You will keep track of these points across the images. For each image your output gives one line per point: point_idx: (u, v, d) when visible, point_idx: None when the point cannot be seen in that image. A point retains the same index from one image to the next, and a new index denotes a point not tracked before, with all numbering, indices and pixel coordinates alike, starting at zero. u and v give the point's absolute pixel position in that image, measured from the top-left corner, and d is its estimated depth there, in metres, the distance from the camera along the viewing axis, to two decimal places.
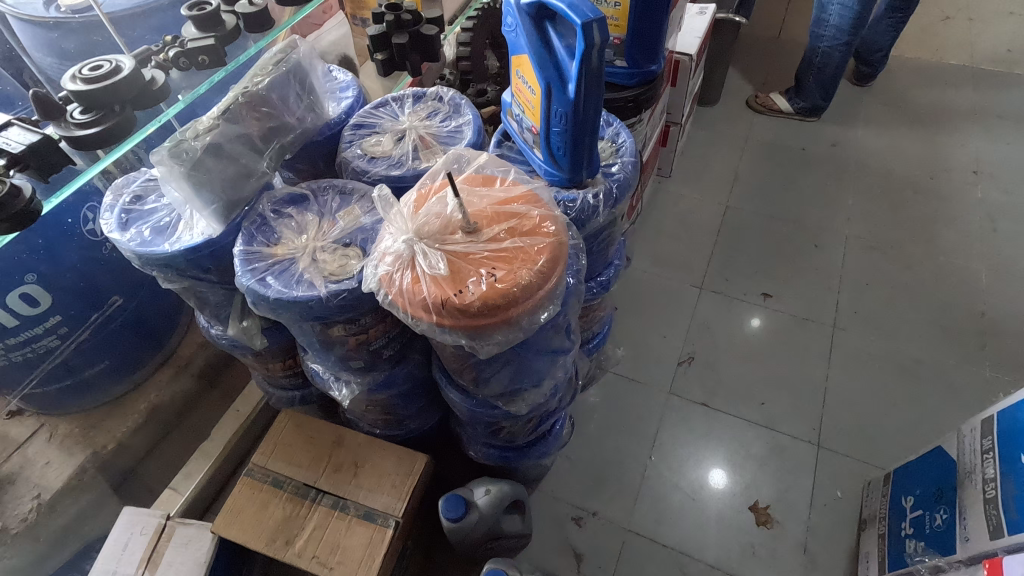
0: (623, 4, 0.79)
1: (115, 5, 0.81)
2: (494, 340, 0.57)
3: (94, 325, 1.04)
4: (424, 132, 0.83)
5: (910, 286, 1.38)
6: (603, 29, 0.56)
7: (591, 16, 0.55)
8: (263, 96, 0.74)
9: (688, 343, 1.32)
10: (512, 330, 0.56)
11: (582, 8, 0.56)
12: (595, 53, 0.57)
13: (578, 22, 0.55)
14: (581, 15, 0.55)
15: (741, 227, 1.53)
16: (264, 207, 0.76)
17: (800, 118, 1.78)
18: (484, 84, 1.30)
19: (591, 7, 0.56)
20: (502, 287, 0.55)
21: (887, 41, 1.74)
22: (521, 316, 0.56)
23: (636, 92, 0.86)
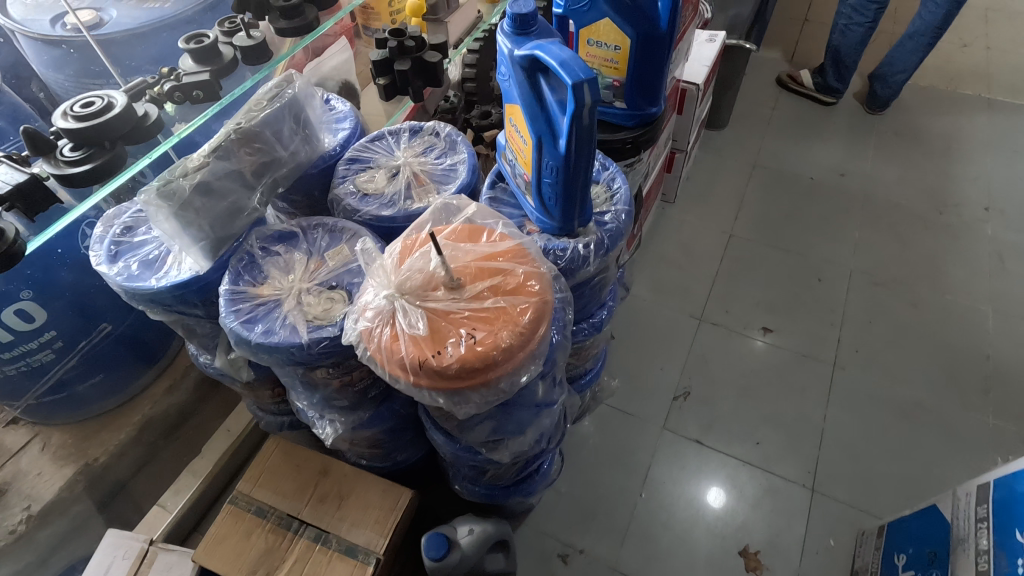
0: (623, 48, 0.77)
1: (117, 26, 0.79)
2: (473, 401, 0.56)
3: (83, 352, 1.04)
4: (418, 169, 0.82)
5: (914, 325, 1.35)
6: (595, 89, 0.55)
7: (583, 77, 0.54)
8: (256, 132, 0.74)
9: (683, 377, 1.30)
10: (490, 392, 0.55)
11: (573, 65, 0.54)
12: (586, 112, 0.56)
13: (569, 81, 0.54)
14: (573, 73, 0.54)
15: (744, 257, 1.51)
16: (253, 242, 0.75)
17: (814, 96, 1.88)
18: (489, 106, 1.31)
19: (583, 66, 0.54)
20: (481, 351, 0.54)
21: (910, 63, 1.71)
22: (501, 378, 0.55)
23: (635, 133, 0.84)
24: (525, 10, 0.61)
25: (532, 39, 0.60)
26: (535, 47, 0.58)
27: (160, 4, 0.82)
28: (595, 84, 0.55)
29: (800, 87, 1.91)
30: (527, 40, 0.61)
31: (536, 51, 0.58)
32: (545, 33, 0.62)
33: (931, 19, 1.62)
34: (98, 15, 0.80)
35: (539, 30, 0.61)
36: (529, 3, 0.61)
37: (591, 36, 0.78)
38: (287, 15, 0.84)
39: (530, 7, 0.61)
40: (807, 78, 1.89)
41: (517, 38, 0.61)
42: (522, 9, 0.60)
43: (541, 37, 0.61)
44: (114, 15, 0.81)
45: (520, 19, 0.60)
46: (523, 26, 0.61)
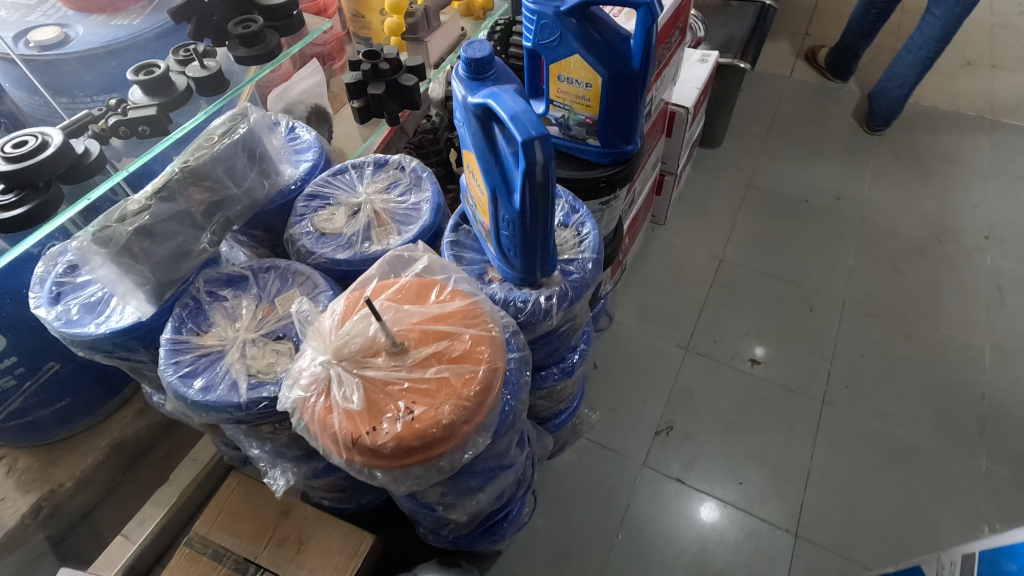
0: (594, 85, 0.72)
1: (82, 43, 0.75)
2: (412, 478, 0.52)
3: (25, 394, 0.99)
4: (379, 208, 0.78)
5: (908, 360, 1.30)
6: (548, 147, 0.51)
7: (533, 134, 0.50)
8: (205, 171, 0.70)
9: (667, 411, 1.26)
10: (429, 470, 0.52)
11: (524, 121, 0.50)
12: (538, 170, 0.52)
13: (519, 139, 0.50)
14: (523, 130, 0.50)
15: (734, 284, 1.46)
16: (199, 286, 0.71)
17: (822, 76, 1.98)
18: None
19: (535, 122, 0.50)
20: (419, 428, 0.50)
21: (911, 76, 1.63)
22: (441, 456, 0.51)
23: (609, 172, 0.80)
24: (481, 53, 0.57)
25: (487, 86, 0.56)
26: (489, 98, 0.54)
27: (128, 21, 0.79)
28: (548, 142, 0.51)
29: (813, 65, 2.02)
30: (482, 87, 0.56)
31: (490, 101, 0.54)
32: (502, 78, 0.57)
33: (931, 31, 1.54)
34: (63, 32, 0.75)
35: (496, 75, 0.57)
36: (486, 46, 0.57)
37: (561, 73, 0.74)
38: (247, 42, 0.80)
39: (487, 50, 0.57)
40: (822, 56, 2.00)
41: (471, 83, 0.57)
42: (477, 54, 0.55)
43: (498, 84, 0.56)
44: (81, 32, 0.76)
45: (475, 63, 0.56)
46: (478, 70, 0.57)
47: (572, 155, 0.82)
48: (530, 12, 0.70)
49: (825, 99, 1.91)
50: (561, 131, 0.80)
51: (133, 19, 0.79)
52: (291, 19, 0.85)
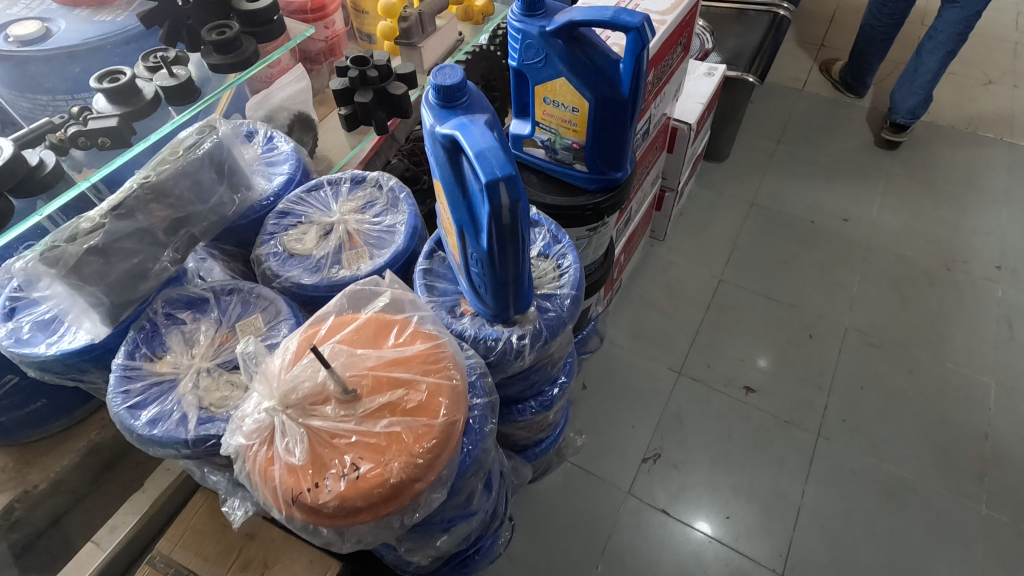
0: (582, 110, 0.68)
1: (64, 39, 0.71)
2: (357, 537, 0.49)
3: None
4: (353, 229, 0.75)
5: (909, 395, 1.26)
6: (515, 188, 0.47)
7: (499, 176, 0.46)
8: (166, 187, 0.67)
9: (656, 437, 1.22)
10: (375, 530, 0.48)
11: (489, 159, 0.46)
12: (505, 212, 0.48)
13: (483, 179, 0.46)
14: (487, 169, 0.46)
15: (732, 306, 1.42)
16: (157, 308, 0.68)
17: (835, 89, 1.92)
18: None
19: (501, 161, 0.46)
20: (366, 487, 0.47)
21: (935, 60, 1.55)
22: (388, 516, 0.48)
23: (596, 200, 0.76)
24: (452, 79, 0.53)
25: (457, 116, 0.52)
26: (456, 130, 0.50)
27: (112, 18, 0.75)
28: (515, 183, 0.47)
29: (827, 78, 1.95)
30: (451, 116, 0.52)
31: (457, 133, 0.50)
32: (474, 106, 0.53)
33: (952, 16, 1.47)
34: (44, 26, 0.72)
35: (468, 103, 0.53)
36: (458, 71, 0.53)
37: (548, 95, 0.70)
38: (221, 49, 0.76)
39: (460, 75, 0.53)
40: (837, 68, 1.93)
41: (441, 112, 0.53)
42: (447, 81, 0.51)
43: (468, 114, 0.52)
44: (64, 26, 0.73)
45: (445, 90, 0.52)
46: (448, 97, 0.53)
47: (559, 180, 0.79)
48: (515, 31, 0.66)
49: (837, 114, 1.85)
50: (547, 154, 0.76)
51: (117, 15, 0.76)
52: (272, 24, 0.81)
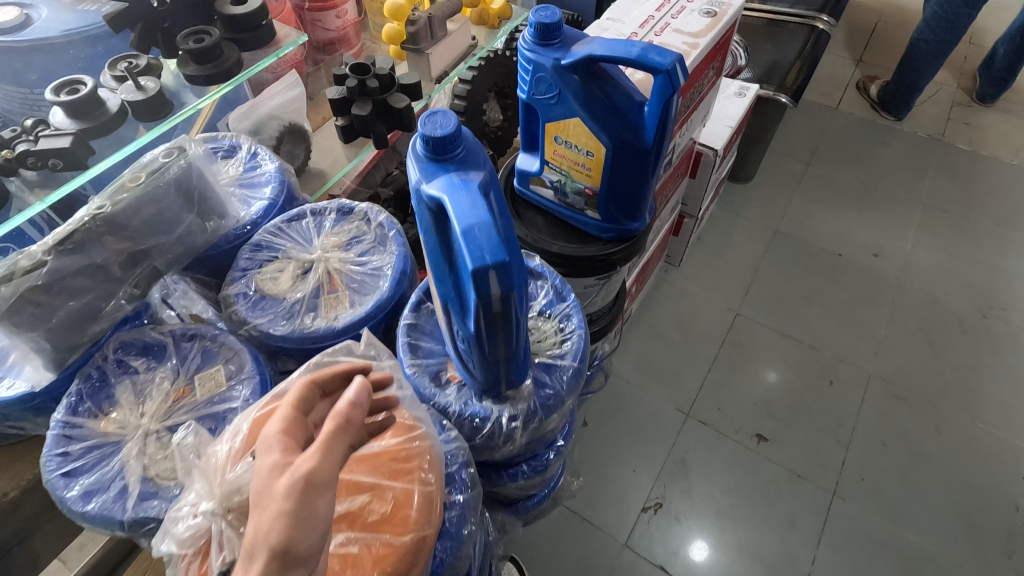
0: (597, 155, 0.59)
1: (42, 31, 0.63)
2: (277, 558, 0.30)
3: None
4: (335, 270, 0.67)
5: (934, 455, 1.17)
6: (508, 275, 0.39)
7: (487, 263, 0.38)
8: (123, 219, 0.59)
9: (658, 485, 1.15)
10: (301, 512, 0.31)
11: (478, 240, 0.38)
12: (495, 300, 0.40)
13: (470, 264, 0.38)
14: (474, 252, 0.38)
15: (748, 343, 1.33)
16: (108, 352, 0.60)
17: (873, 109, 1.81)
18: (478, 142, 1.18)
19: (492, 244, 0.38)
20: (286, 445, 0.36)
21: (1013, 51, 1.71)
22: (320, 482, 0.33)
23: (608, 251, 0.67)
24: (444, 128, 0.45)
25: (446, 175, 0.44)
26: (444, 195, 0.42)
27: (97, 6, 0.68)
28: (509, 269, 0.39)
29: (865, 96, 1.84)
30: (440, 173, 0.44)
31: (446, 198, 0.42)
32: (469, 162, 0.45)
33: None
34: (23, 13, 0.65)
35: (462, 157, 0.45)
36: (451, 119, 0.45)
37: (559, 134, 0.61)
38: (199, 58, 0.68)
39: (453, 123, 0.45)
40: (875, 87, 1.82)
41: (429, 167, 0.45)
42: (437, 132, 0.43)
43: (461, 172, 0.44)
44: (46, 15, 0.66)
45: (435, 141, 0.44)
46: (439, 149, 0.44)
47: (569, 224, 0.70)
48: (525, 61, 0.57)
49: (873, 136, 1.73)
50: (556, 196, 0.68)
51: (102, 5, 0.68)
52: (260, 30, 0.72)
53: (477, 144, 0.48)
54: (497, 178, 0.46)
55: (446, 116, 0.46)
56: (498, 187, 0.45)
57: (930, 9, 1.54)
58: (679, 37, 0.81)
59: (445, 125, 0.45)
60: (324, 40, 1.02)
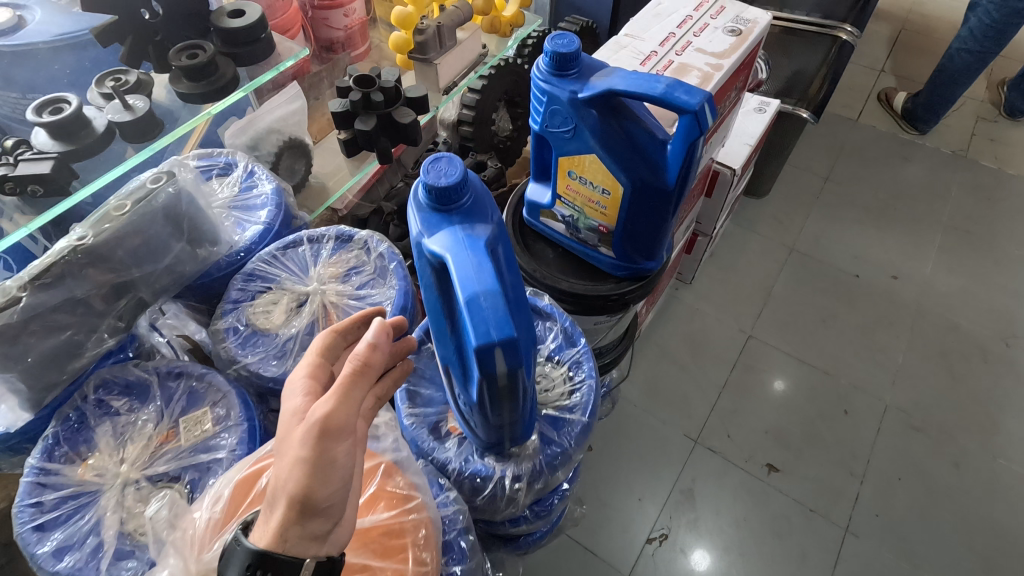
0: (614, 194, 0.55)
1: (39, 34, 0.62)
2: (299, 508, 0.33)
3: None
4: (331, 304, 0.63)
5: (951, 493, 1.13)
6: (516, 350, 0.36)
7: (494, 339, 0.34)
8: (106, 251, 0.55)
9: (665, 515, 1.11)
10: (316, 464, 0.33)
11: (484, 313, 0.35)
12: (501, 375, 0.37)
13: (474, 341, 0.35)
14: (479, 327, 0.34)
15: (761, 367, 1.28)
16: (88, 392, 0.57)
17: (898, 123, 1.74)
18: (485, 155, 1.13)
19: (500, 318, 0.34)
20: (309, 391, 0.38)
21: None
22: (336, 431, 0.34)
23: (622, 290, 0.63)
24: (449, 175, 0.41)
25: (450, 228, 0.40)
26: (447, 254, 0.38)
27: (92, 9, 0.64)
28: (517, 344, 0.35)
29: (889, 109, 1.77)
30: (443, 226, 0.40)
31: (448, 258, 0.38)
32: (475, 213, 0.41)
33: None
34: (17, 15, 0.63)
35: (467, 208, 0.41)
36: (457, 166, 0.41)
37: (573, 169, 0.57)
38: (192, 75, 0.64)
39: (460, 171, 0.41)
40: (901, 100, 1.74)
41: (431, 217, 0.41)
42: (442, 183, 0.39)
43: (466, 225, 0.40)
44: (39, 16, 0.64)
45: (438, 191, 0.40)
46: (443, 199, 0.40)
47: (581, 259, 0.66)
48: (539, 92, 0.53)
49: (894, 151, 1.68)
50: (568, 230, 0.64)
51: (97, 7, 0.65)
52: (258, 44, 0.68)
53: (485, 188, 0.44)
54: (505, 227, 0.42)
55: (451, 160, 0.42)
56: (507, 239, 0.41)
57: (973, 18, 1.43)
58: (702, 58, 0.77)
59: (450, 170, 0.41)
60: (328, 39, 0.96)
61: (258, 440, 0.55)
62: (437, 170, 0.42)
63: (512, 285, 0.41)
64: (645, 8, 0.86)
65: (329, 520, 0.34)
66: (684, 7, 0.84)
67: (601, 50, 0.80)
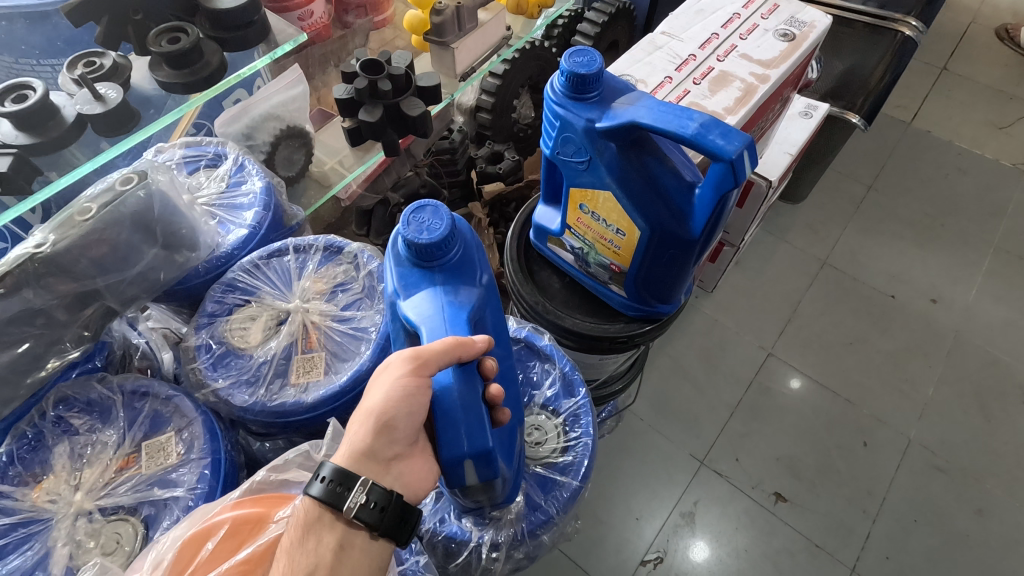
0: (630, 235, 0.50)
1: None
2: (374, 429, 0.36)
3: None
4: (314, 324, 0.58)
5: (970, 542, 1.06)
6: (487, 460, 0.39)
7: (464, 452, 0.38)
8: (65, 260, 0.50)
9: (663, 537, 1.07)
10: (395, 390, 0.36)
11: (458, 425, 0.38)
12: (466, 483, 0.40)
13: (446, 454, 0.38)
14: (451, 437, 0.37)
15: (778, 390, 1.21)
16: (46, 408, 0.53)
17: None
18: (502, 145, 1.03)
19: (472, 435, 0.38)
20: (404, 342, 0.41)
21: None
22: (419, 365, 0.37)
23: (630, 331, 0.57)
24: (432, 229, 0.40)
25: (429, 290, 0.40)
26: (422, 325, 0.39)
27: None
28: (488, 455, 0.38)
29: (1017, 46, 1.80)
30: (422, 285, 0.41)
31: (423, 329, 0.39)
32: (459, 271, 0.41)
33: None
34: None
35: (450, 263, 0.41)
36: (442, 218, 0.41)
37: (585, 203, 0.51)
38: (174, 62, 0.58)
39: (444, 224, 0.40)
40: None
41: (410, 273, 0.41)
42: (422, 241, 0.39)
43: (448, 286, 0.41)
44: None
45: (417, 248, 0.40)
46: (424, 255, 0.40)
47: (589, 293, 0.60)
48: (552, 115, 0.47)
49: (951, 161, 1.54)
50: (576, 262, 0.58)
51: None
52: (251, 27, 0.63)
53: (470, 235, 0.44)
54: (491, 287, 0.43)
55: (437, 207, 0.41)
56: (491, 302, 0.43)
57: None
58: (746, 66, 0.68)
59: (434, 220, 0.41)
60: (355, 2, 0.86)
61: (222, 476, 0.51)
62: (420, 217, 0.41)
63: (499, 357, 0.44)
64: (686, 3, 0.76)
65: (397, 446, 0.37)
66: (731, 4, 0.75)
67: (632, 49, 0.72)
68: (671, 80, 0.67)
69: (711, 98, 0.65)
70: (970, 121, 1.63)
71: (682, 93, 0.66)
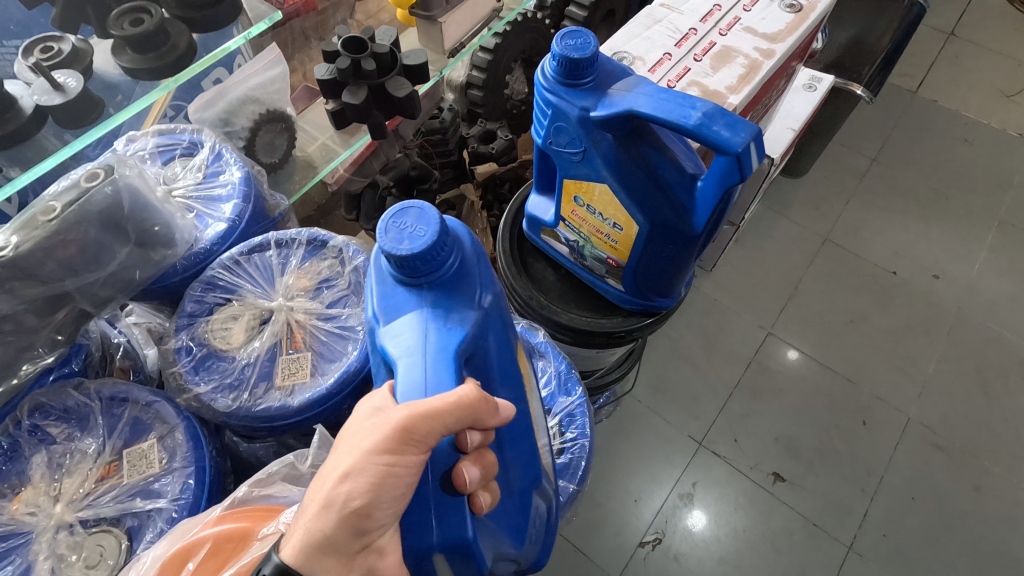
0: (626, 231, 0.47)
1: None
2: (339, 517, 0.33)
3: None
4: (299, 323, 0.56)
5: (968, 519, 1.07)
6: (463, 552, 0.38)
7: (435, 544, 0.37)
8: (27, 263, 0.47)
9: (661, 518, 1.07)
10: (367, 475, 0.33)
11: (429, 510, 0.37)
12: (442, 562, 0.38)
13: (416, 546, 0.37)
14: (422, 524, 0.37)
15: (778, 370, 1.20)
16: (21, 417, 0.51)
17: None
18: (494, 123, 0.97)
19: (452, 517, 0.37)
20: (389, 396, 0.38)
21: None
22: (400, 447, 0.34)
23: (627, 326, 0.55)
24: (417, 237, 0.38)
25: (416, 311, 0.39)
26: (404, 357, 0.37)
27: None
28: (464, 546, 0.37)
29: None
30: (406, 306, 0.39)
31: (407, 360, 0.37)
32: (451, 282, 0.39)
33: None
34: None
35: (441, 278, 0.39)
36: (428, 224, 0.38)
37: (580, 195, 0.49)
38: (139, 46, 0.54)
39: (432, 229, 0.38)
40: None
41: (394, 292, 0.39)
42: (402, 253, 0.37)
43: (437, 305, 0.39)
44: None
45: (402, 261, 0.37)
46: (410, 269, 0.38)
47: (585, 285, 0.58)
48: (543, 102, 0.44)
49: (957, 131, 1.50)
50: (571, 254, 0.56)
51: None
52: (218, 6, 0.59)
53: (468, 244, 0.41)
54: (490, 309, 0.41)
55: (422, 211, 0.39)
56: (489, 325, 0.41)
57: None
58: (750, 40, 0.64)
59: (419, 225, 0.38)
60: None
61: (208, 485, 0.50)
62: (403, 221, 0.38)
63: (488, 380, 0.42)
64: None
65: (361, 538, 0.34)
66: None
67: (629, 24, 0.67)
68: (670, 56, 0.63)
69: (713, 75, 0.61)
70: (977, 89, 1.58)
71: (682, 71, 0.63)
